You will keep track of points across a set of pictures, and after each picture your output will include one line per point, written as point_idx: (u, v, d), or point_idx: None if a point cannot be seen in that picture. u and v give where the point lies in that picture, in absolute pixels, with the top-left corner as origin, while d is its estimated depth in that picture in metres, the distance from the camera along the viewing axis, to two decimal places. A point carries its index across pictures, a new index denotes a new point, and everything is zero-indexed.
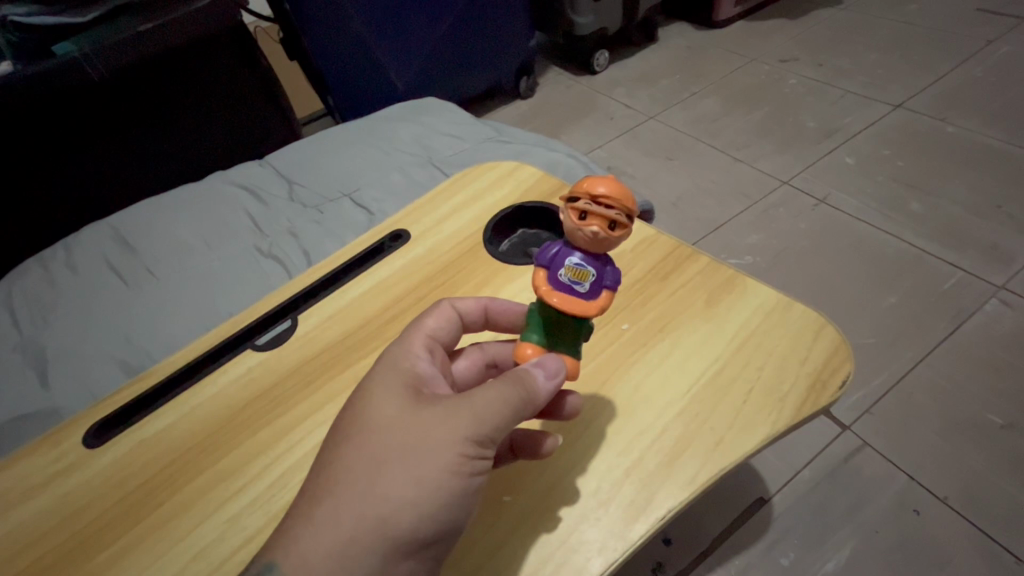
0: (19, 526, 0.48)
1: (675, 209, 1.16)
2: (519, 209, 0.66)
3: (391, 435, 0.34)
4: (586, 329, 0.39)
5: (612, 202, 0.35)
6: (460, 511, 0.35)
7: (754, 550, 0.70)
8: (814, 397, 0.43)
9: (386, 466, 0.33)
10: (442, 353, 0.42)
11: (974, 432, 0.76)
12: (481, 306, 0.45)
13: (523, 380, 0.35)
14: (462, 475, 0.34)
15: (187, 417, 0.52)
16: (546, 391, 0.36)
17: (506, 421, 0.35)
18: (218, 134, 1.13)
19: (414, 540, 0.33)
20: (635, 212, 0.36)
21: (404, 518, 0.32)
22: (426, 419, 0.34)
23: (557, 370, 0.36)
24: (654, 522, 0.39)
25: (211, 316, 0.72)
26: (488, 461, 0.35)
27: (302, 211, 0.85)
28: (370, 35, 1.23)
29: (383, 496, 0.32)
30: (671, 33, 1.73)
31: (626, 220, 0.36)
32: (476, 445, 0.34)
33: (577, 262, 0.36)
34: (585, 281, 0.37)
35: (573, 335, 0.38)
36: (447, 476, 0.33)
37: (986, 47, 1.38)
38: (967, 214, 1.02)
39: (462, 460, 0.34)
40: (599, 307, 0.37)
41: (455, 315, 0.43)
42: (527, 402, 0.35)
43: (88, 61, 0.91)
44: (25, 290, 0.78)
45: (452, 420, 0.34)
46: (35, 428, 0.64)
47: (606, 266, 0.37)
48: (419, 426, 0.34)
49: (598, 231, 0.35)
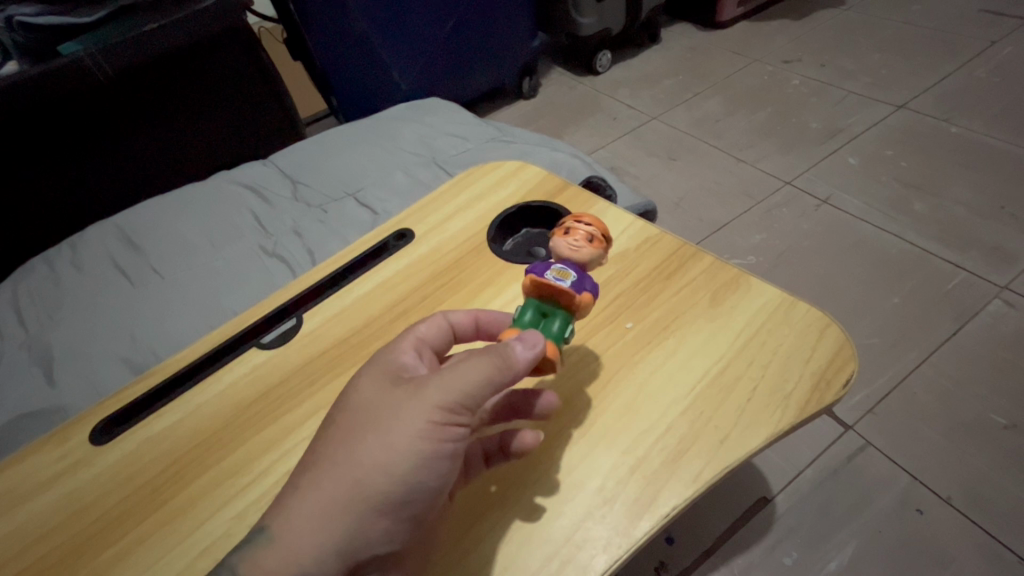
0: (26, 522, 0.48)
1: (678, 209, 1.16)
2: (522, 208, 0.66)
3: (367, 410, 0.36)
4: (567, 325, 0.41)
5: (592, 223, 0.44)
6: (432, 475, 0.35)
7: (757, 549, 0.70)
8: (819, 396, 0.43)
9: (360, 434, 0.35)
10: (431, 356, 0.41)
11: (977, 432, 0.76)
12: (471, 318, 0.43)
13: (498, 350, 0.35)
14: (433, 442, 0.35)
15: (193, 414, 0.53)
16: (525, 361, 0.36)
17: (477, 388, 0.35)
18: (222, 135, 1.14)
19: (390, 504, 0.34)
20: (609, 236, 0.45)
21: (376, 482, 0.34)
22: (401, 394, 0.36)
23: (535, 342, 0.36)
24: (659, 520, 0.40)
25: (216, 314, 0.72)
26: (461, 429, 0.36)
27: (306, 211, 0.85)
28: (374, 35, 1.24)
29: (357, 461, 0.34)
30: (674, 34, 1.74)
31: (602, 238, 0.44)
32: (446, 413, 0.35)
33: (563, 263, 0.41)
34: (569, 277, 0.40)
35: (555, 326, 0.40)
36: (417, 442, 0.34)
37: (990, 48, 1.38)
38: (971, 214, 1.02)
39: (430, 427, 0.34)
40: (580, 301, 0.41)
41: (447, 326, 0.42)
42: (497, 371, 0.35)
43: (93, 60, 0.91)
44: (32, 288, 0.78)
45: (421, 389, 0.35)
46: (40, 426, 0.64)
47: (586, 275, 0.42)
48: (391, 398, 0.36)
49: (582, 238, 0.43)
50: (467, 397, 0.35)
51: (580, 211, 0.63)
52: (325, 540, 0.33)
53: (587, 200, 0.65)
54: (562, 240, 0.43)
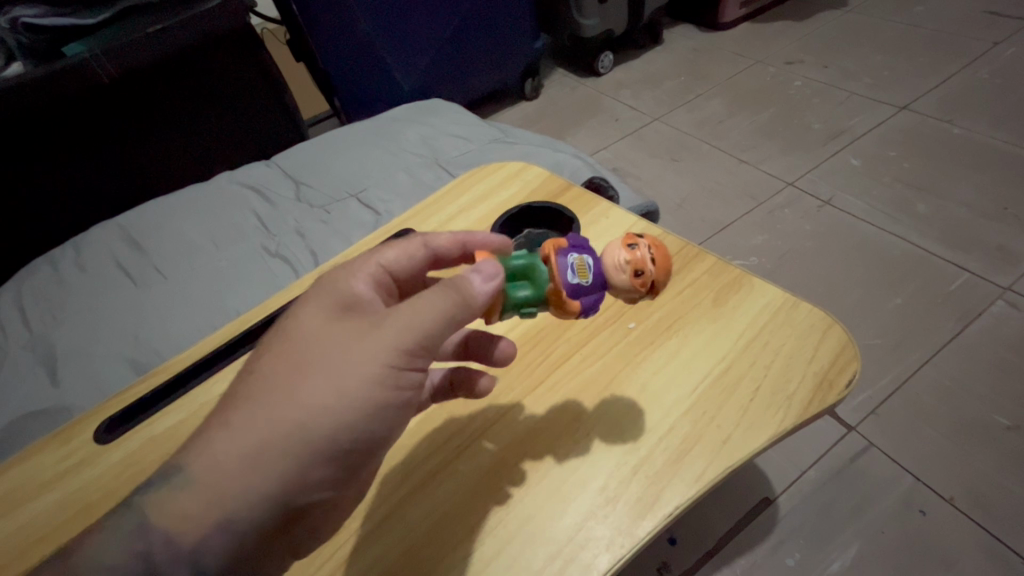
0: (30, 521, 0.48)
1: (680, 210, 1.16)
2: (524, 208, 0.66)
3: (314, 343, 0.35)
4: (526, 307, 0.40)
5: (657, 268, 0.41)
6: (382, 421, 0.35)
7: (759, 550, 0.70)
8: (822, 396, 0.44)
9: (309, 373, 0.33)
10: (388, 283, 0.41)
11: (980, 433, 0.75)
12: (458, 242, 0.44)
13: (458, 287, 0.36)
14: (387, 384, 0.34)
15: (196, 414, 0.53)
16: (484, 296, 0.37)
17: (436, 327, 0.35)
18: (225, 136, 1.14)
19: (334, 448, 0.33)
20: (657, 291, 0.42)
21: (322, 426, 0.33)
22: (354, 331, 0.35)
23: (494, 274, 0.38)
24: (661, 520, 0.40)
25: (219, 314, 0.72)
26: (416, 371, 0.36)
27: (309, 212, 0.86)
28: (377, 37, 1.24)
29: (304, 403, 0.33)
30: (676, 35, 1.74)
31: (649, 288, 0.42)
32: (404, 355, 0.35)
33: (591, 266, 0.40)
34: (579, 277, 0.40)
35: (523, 296, 0.39)
36: (370, 383, 0.34)
37: (993, 49, 1.38)
38: (974, 215, 1.02)
39: (385, 367, 0.34)
40: (564, 303, 0.39)
41: (424, 249, 0.42)
42: (458, 307, 0.36)
43: (98, 62, 0.92)
44: (35, 287, 0.79)
45: (378, 327, 0.35)
46: (43, 425, 0.64)
47: (594, 294, 0.41)
48: (344, 334, 0.35)
49: (634, 268, 0.41)
50: (426, 338, 0.35)
51: (582, 212, 0.63)
52: (260, 485, 0.31)
53: (589, 200, 0.65)
54: (621, 250, 0.41)
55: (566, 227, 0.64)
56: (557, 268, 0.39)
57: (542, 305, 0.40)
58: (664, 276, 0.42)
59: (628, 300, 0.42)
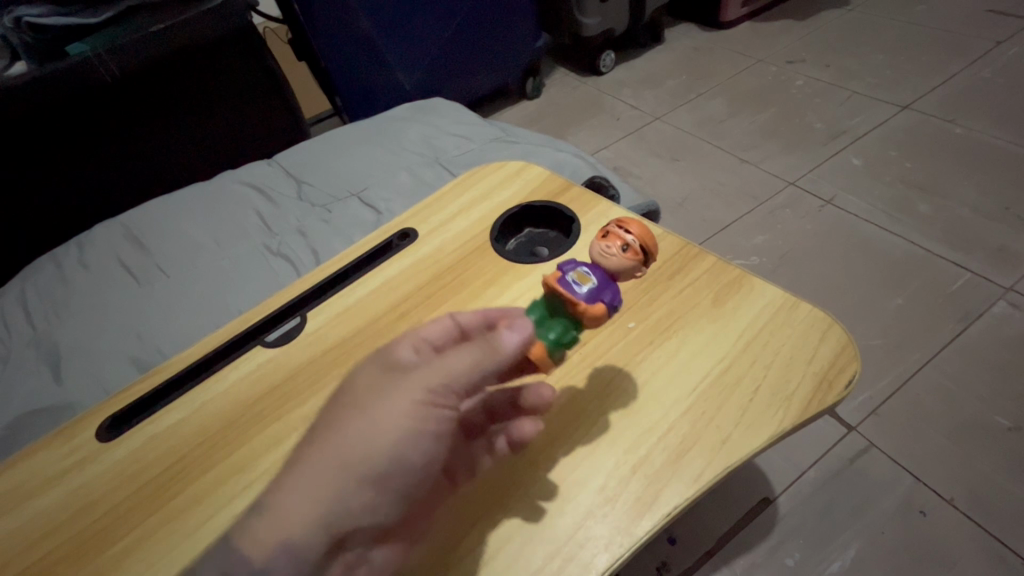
0: (34, 518, 0.49)
1: (681, 210, 1.16)
2: (524, 207, 0.66)
3: (356, 391, 0.36)
4: (569, 333, 0.39)
5: (638, 234, 0.40)
6: (419, 455, 0.36)
7: (759, 550, 0.70)
8: (821, 396, 0.44)
9: (347, 418, 0.35)
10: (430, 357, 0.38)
11: (981, 434, 0.75)
12: (482, 317, 0.40)
13: (488, 337, 0.37)
14: (419, 421, 0.35)
15: (198, 412, 0.53)
16: (513, 345, 0.37)
17: (466, 370, 0.36)
18: (227, 136, 1.15)
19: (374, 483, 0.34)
20: (653, 249, 0.40)
21: (361, 461, 0.34)
22: (390, 376, 0.36)
23: (524, 327, 0.38)
24: (660, 519, 0.40)
25: (221, 313, 0.73)
26: (445, 411, 0.36)
27: (310, 211, 0.86)
28: (378, 37, 1.24)
29: (343, 440, 0.34)
30: (677, 34, 1.74)
31: (644, 254, 0.40)
32: (432, 395, 0.36)
33: (584, 268, 0.39)
34: (584, 285, 0.38)
35: (559, 328, 0.39)
36: (404, 421, 0.35)
37: (995, 49, 1.37)
38: (976, 216, 1.01)
39: (417, 405, 0.35)
40: (588, 314, 0.38)
41: (453, 326, 0.39)
42: (489, 355, 0.36)
43: (100, 60, 0.92)
44: (38, 286, 0.79)
45: (411, 372, 0.36)
46: (46, 423, 0.64)
47: (608, 287, 0.39)
48: (382, 380, 0.36)
49: (619, 247, 0.39)
50: (456, 381, 0.36)
51: (583, 211, 0.63)
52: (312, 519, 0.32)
53: (589, 200, 0.65)
54: (597, 242, 0.40)
55: (566, 227, 0.64)
56: (562, 294, 0.38)
57: (574, 325, 0.39)
58: (651, 237, 0.40)
59: (636, 276, 0.41)
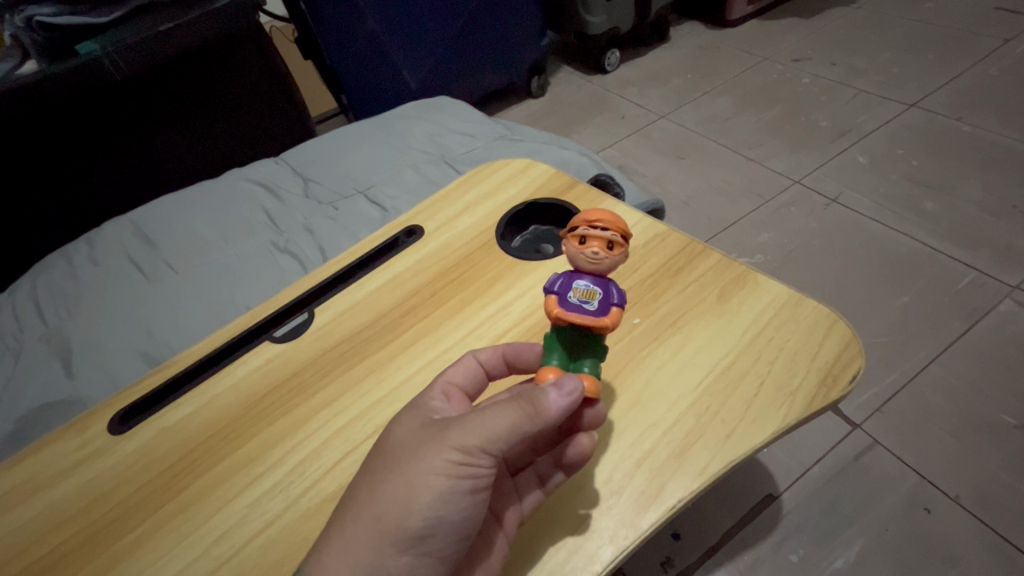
0: (48, 508, 0.50)
1: (685, 208, 1.16)
2: (531, 205, 0.67)
3: (394, 447, 0.37)
4: (601, 349, 0.40)
5: (607, 225, 0.37)
6: (451, 510, 0.36)
7: (763, 545, 0.70)
8: (825, 391, 0.44)
9: (385, 474, 0.36)
10: (460, 396, 0.42)
11: (987, 432, 0.75)
12: (497, 353, 0.45)
13: (532, 397, 0.35)
14: (451, 480, 0.35)
15: (208, 405, 0.54)
16: (558, 409, 0.35)
17: (500, 432, 0.35)
18: (233, 133, 1.15)
19: (409, 538, 0.35)
20: (629, 230, 0.38)
21: (394, 519, 0.35)
22: (426, 434, 0.37)
23: (573, 389, 0.36)
24: (664, 512, 0.40)
25: (229, 309, 0.74)
26: (480, 470, 0.36)
27: (317, 208, 0.87)
28: (384, 35, 1.24)
29: (379, 498, 0.36)
30: (682, 33, 1.73)
31: (622, 239, 0.38)
32: (465, 455, 0.36)
33: (584, 283, 0.38)
34: (593, 300, 0.38)
35: (592, 353, 0.39)
36: (435, 481, 0.35)
37: (1004, 46, 1.36)
38: (982, 214, 1.01)
39: (448, 465, 0.35)
40: (606, 326, 0.38)
41: (476, 364, 0.44)
42: (529, 418, 0.35)
43: (111, 59, 0.93)
44: (50, 282, 0.80)
45: (445, 431, 0.36)
46: (59, 416, 0.65)
47: (610, 286, 0.38)
48: (417, 437, 0.37)
49: (598, 251, 0.37)
50: (490, 442, 0.35)
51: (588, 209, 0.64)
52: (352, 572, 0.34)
53: (595, 197, 0.65)
54: (578, 252, 0.38)
55: None
56: (575, 320, 0.37)
57: (598, 339, 0.39)
58: (617, 219, 0.38)
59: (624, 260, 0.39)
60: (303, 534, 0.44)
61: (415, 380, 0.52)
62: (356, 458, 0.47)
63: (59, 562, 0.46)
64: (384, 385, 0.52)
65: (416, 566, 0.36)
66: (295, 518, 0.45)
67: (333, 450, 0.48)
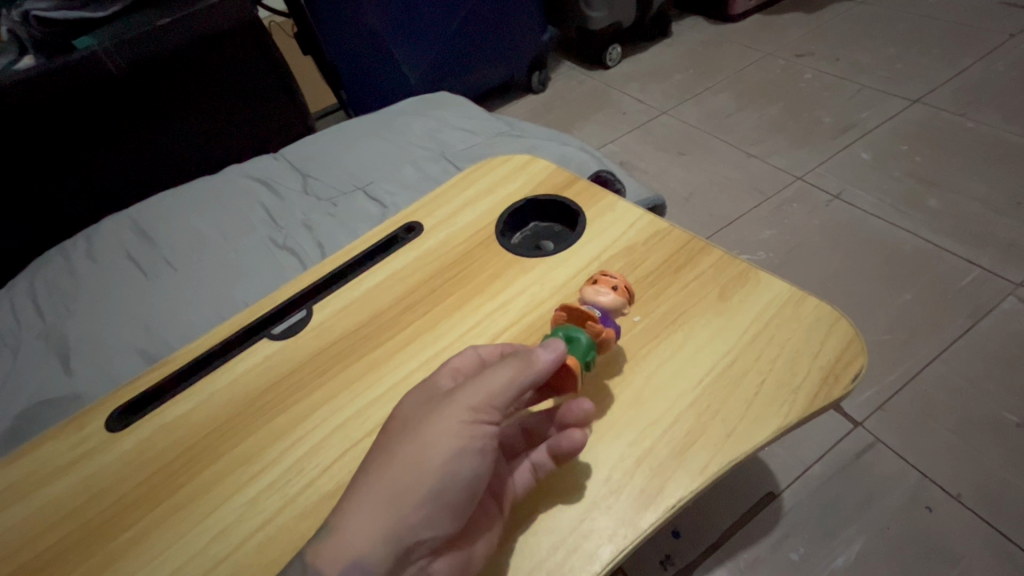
0: (46, 505, 0.49)
1: (687, 204, 1.16)
2: (531, 201, 0.66)
3: (402, 419, 0.37)
4: (591, 343, 0.43)
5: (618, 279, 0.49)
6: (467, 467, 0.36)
7: (764, 543, 0.70)
8: (827, 390, 0.43)
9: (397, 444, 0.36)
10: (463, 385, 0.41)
11: (989, 430, 0.75)
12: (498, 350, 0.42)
13: (523, 356, 0.39)
14: (464, 439, 0.36)
15: (206, 402, 0.54)
16: (547, 363, 0.38)
17: (502, 388, 0.37)
18: (232, 128, 1.15)
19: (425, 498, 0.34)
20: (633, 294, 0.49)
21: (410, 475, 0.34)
22: (433, 403, 0.37)
23: (556, 348, 0.40)
24: (664, 512, 0.40)
25: (228, 305, 0.73)
26: (490, 427, 0.37)
27: (316, 204, 0.86)
28: (383, 30, 1.24)
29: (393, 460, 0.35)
30: (684, 28, 1.72)
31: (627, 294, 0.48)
32: (475, 411, 0.36)
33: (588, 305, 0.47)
34: (591, 310, 0.46)
35: (583, 341, 0.43)
36: (449, 441, 0.35)
37: (1008, 41, 1.35)
38: (986, 211, 1.00)
39: (461, 424, 0.36)
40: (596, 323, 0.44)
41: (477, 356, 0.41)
42: (524, 371, 0.38)
43: (107, 54, 0.93)
44: (48, 279, 0.80)
45: (452, 395, 0.37)
46: (57, 412, 0.65)
47: (608, 316, 0.47)
48: (425, 405, 0.37)
49: (606, 288, 0.47)
50: (495, 397, 0.37)
51: (589, 205, 0.63)
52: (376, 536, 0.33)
53: (595, 194, 0.65)
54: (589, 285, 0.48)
55: (572, 220, 0.64)
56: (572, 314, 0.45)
57: (592, 339, 0.44)
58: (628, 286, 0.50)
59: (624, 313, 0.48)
60: (300, 533, 0.43)
61: (413, 378, 0.51)
62: (353, 457, 0.47)
63: (55, 560, 0.46)
64: (383, 383, 0.52)
65: (435, 527, 0.35)
66: (291, 517, 0.44)
67: (331, 447, 0.48)
